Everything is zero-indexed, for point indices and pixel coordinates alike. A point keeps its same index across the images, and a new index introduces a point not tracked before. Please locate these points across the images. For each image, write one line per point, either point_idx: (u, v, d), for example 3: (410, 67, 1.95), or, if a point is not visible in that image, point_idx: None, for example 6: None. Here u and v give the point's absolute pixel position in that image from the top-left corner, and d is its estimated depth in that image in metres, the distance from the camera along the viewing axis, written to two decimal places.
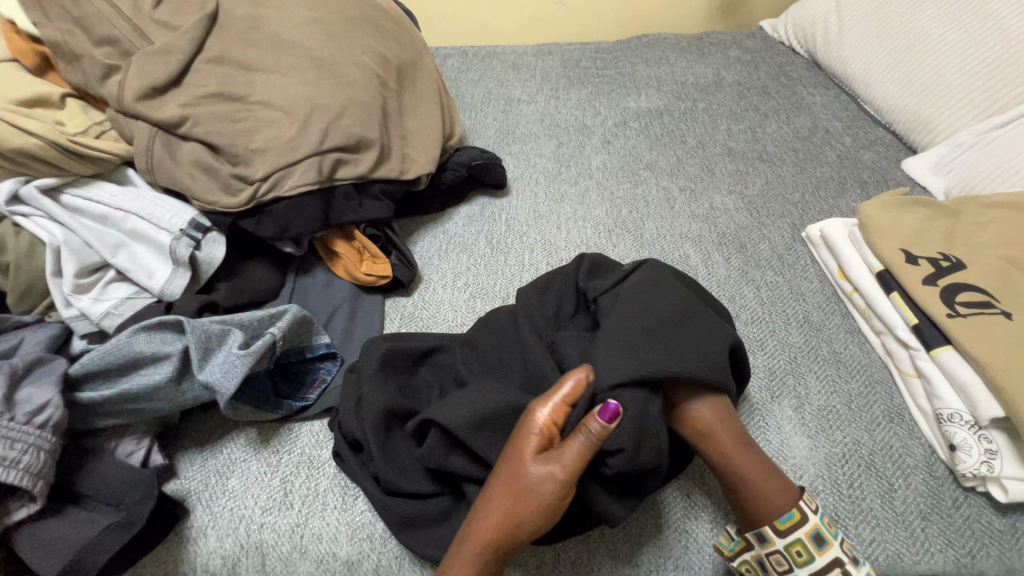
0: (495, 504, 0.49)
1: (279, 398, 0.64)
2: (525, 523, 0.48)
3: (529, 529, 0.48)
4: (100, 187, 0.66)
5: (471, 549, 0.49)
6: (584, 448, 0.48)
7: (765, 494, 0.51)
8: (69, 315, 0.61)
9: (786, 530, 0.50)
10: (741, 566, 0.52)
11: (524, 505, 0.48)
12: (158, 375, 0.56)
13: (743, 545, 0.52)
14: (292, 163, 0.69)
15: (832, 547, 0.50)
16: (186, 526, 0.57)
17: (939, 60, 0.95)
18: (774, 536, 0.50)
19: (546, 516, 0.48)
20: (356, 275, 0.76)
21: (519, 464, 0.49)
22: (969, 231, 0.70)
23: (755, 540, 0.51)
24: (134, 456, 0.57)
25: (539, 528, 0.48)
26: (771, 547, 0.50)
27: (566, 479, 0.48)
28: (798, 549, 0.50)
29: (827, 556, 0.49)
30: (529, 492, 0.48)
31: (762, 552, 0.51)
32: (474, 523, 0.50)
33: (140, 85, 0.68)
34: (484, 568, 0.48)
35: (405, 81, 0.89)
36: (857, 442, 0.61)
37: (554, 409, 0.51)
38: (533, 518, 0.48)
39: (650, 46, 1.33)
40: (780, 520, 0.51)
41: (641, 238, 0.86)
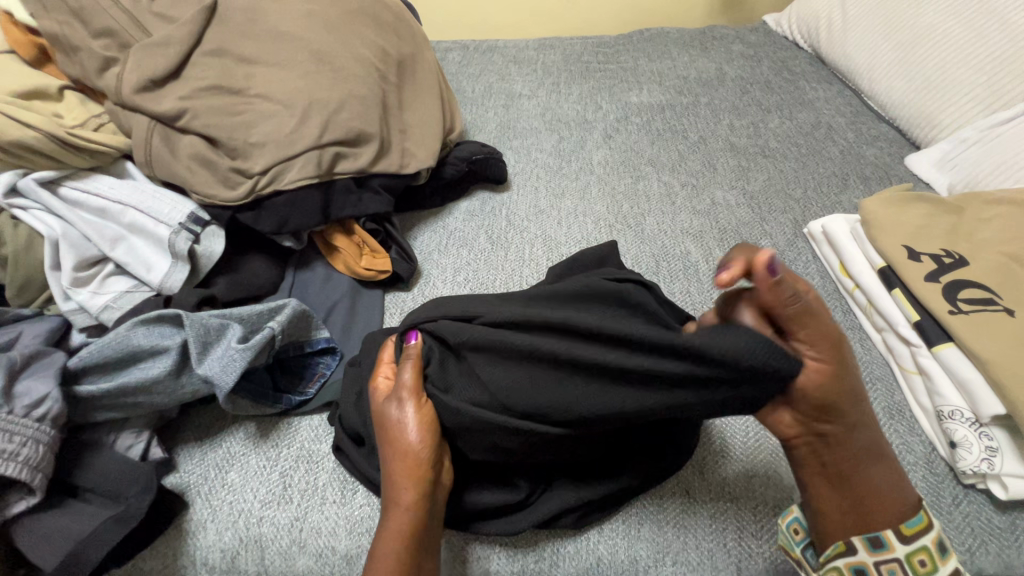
0: (388, 460, 0.52)
1: (278, 393, 0.64)
2: (415, 449, 0.52)
3: (424, 453, 0.52)
4: (99, 179, 0.66)
5: (398, 505, 0.50)
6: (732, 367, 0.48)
7: (884, 488, 0.49)
8: (68, 308, 0.61)
9: (914, 536, 0.47)
10: (831, 573, 0.49)
11: (406, 438, 0.52)
12: (157, 368, 0.56)
13: (845, 549, 0.48)
14: (291, 157, 0.69)
15: (951, 560, 0.47)
16: (186, 520, 0.58)
17: (945, 54, 0.94)
18: (896, 542, 0.48)
19: (426, 431, 0.53)
20: (356, 269, 0.75)
21: (387, 413, 0.54)
22: (972, 227, 0.70)
23: (866, 546, 0.48)
24: (133, 449, 0.58)
25: (428, 445, 0.52)
26: (887, 554, 0.48)
27: (416, 392, 0.54)
28: (920, 559, 0.47)
29: (948, 566, 0.47)
30: (401, 429, 0.52)
31: (870, 558, 0.48)
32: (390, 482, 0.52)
33: (139, 78, 0.67)
34: (417, 509, 0.50)
35: (405, 75, 0.88)
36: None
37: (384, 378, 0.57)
38: (425, 444, 0.52)
39: (652, 41, 1.32)
40: (905, 524, 0.48)
41: (642, 233, 0.85)
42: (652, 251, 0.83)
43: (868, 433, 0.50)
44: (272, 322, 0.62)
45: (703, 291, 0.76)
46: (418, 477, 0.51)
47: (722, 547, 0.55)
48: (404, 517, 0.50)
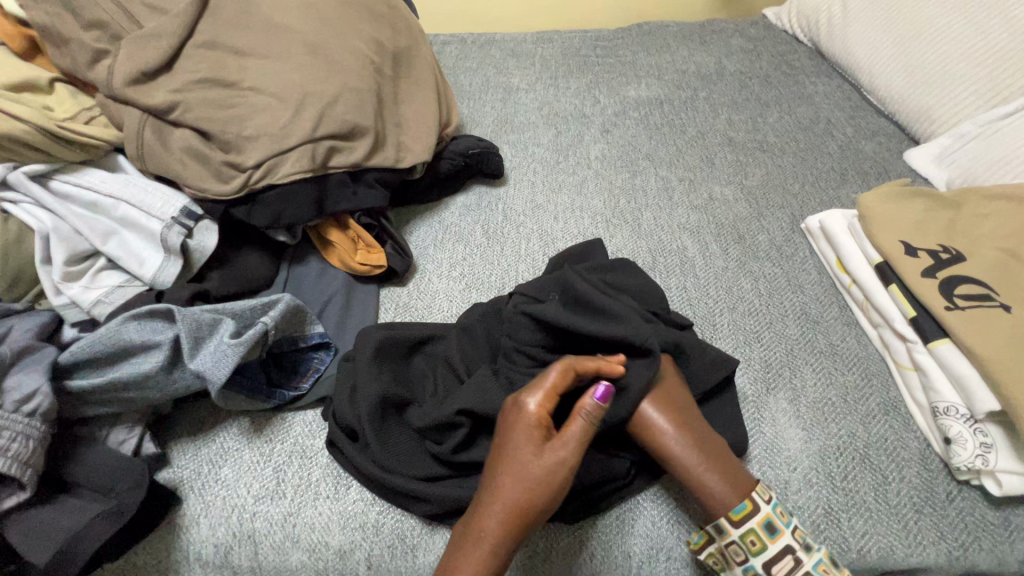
0: (488, 499, 0.48)
1: (272, 388, 0.64)
2: (527, 497, 0.47)
3: (538, 499, 0.47)
4: (91, 173, 0.66)
5: (487, 547, 0.46)
6: (586, 428, 0.49)
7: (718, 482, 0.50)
8: (60, 302, 0.61)
9: (737, 520, 0.48)
10: (709, 557, 0.51)
11: (539, 488, 0.47)
12: (149, 364, 0.56)
13: (707, 538, 0.51)
14: (284, 151, 0.68)
15: (782, 539, 0.48)
16: (179, 515, 0.58)
17: (945, 49, 0.93)
18: (729, 527, 0.49)
19: (555, 477, 0.48)
20: (350, 264, 0.75)
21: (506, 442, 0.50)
22: (970, 223, 0.69)
23: (713, 531, 0.50)
24: (125, 445, 0.57)
25: (547, 496, 0.47)
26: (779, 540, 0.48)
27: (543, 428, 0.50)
28: (752, 539, 0.48)
29: (778, 544, 0.48)
30: (519, 469, 0.48)
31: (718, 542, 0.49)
32: (476, 521, 0.48)
33: (130, 70, 0.67)
34: (504, 558, 0.47)
35: (400, 67, 0.87)
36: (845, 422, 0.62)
37: (543, 396, 0.51)
38: (545, 491, 0.47)
39: (651, 34, 1.31)
40: (734, 511, 0.49)
41: (639, 228, 0.85)
42: (649, 246, 0.82)
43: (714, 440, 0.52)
44: (265, 317, 0.62)
45: (700, 286, 0.76)
46: (517, 526, 0.47)
47: None
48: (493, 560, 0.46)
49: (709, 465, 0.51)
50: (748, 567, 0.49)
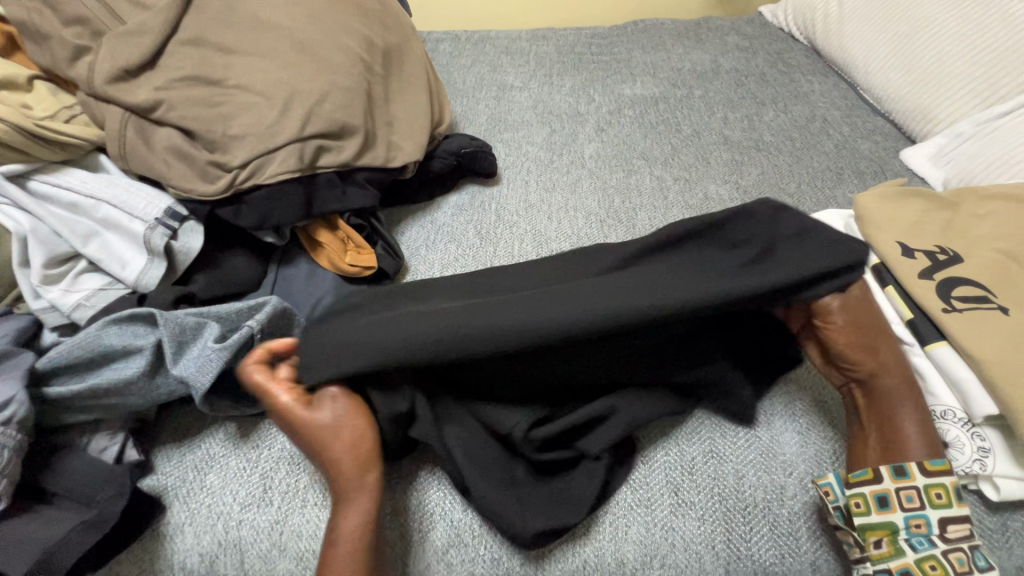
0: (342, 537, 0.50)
1: (258, 393, 0.62)
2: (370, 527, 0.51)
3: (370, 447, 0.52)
4: (71, 173, 0.64)
5: None
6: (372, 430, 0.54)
7: (918, 427, 0.54)
8: (39, 306, 0.59)
9: (936, 471, 0.51)
10: (854, 497, 0.52)
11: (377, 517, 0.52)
12: (130, 369, 0.54)
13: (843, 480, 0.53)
14: (271, 150, 0.67)
15: (894, 513, 0.50)
16: (162, 523, 0.56)
17: (942, 46, 0.92)
18: (916, 471, 0.52)
19: (368, 430, 0.53)
20: (339, 266, 0.73)
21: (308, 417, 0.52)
22: (967, 224, 0.69)
23: (891, 474, 0.52)
24: (107, 452, 0.55)
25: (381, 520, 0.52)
26: (909, 481, 0.51)
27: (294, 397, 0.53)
28: (858, 502, 0.51)
29: (888, 516, 0.50)
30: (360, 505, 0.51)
31: (892, 485, 0.51)
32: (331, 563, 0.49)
33: (112, 68, 0.65)
34: None
35: (391, 65, 0.86)
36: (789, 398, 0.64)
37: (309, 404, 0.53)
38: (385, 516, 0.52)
39: (646, 32, 1.30)
40: (928, 460, 0.52)
41: (633, 229, 0.84)
42: None
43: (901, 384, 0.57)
44: (250, 321, 0.60)
45: None
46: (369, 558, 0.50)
47: (711, 549, 0.54)
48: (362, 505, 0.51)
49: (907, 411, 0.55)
50: (907, 517, 0.50)
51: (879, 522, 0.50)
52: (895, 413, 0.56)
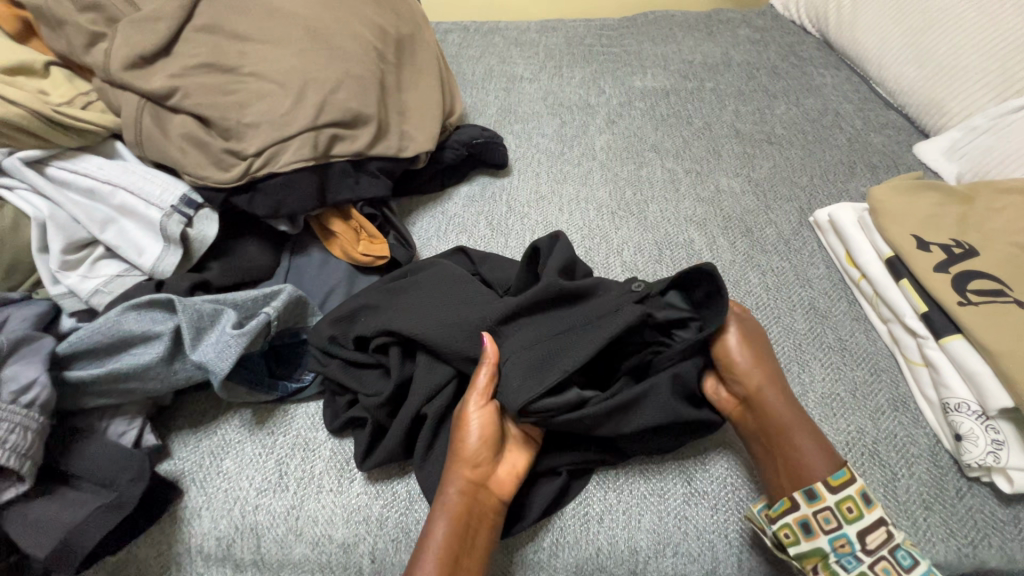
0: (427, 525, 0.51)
1: (274, 379, 0.63)
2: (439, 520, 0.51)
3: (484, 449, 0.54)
4: (87, 160, 0.64)
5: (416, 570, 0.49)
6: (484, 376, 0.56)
7: (804, 456, 0.54)
8: (57, 292, 0.60)
9: (840, 487, 0.52)
10: (783, 530, 0.51)
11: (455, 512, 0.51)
12: (149, 354, 0.55)
13: (789, 505, 0.51)
14: (286, 138, 0.67)
15: (817, 538, 0.51)
16: (181, 507, 0.57)
17: (958, 38, 0.91)
18: (825, 491, 0.52)
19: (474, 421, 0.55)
20: (352, 255, 0.73)
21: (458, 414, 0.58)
22: (982, 217, 0.68)
23: (804, 499, 0.52)
24: (126, 437, 0.56)
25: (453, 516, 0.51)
26: (820, 503, 0.51)
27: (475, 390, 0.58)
28: (786, 533, 0.51)
29: (811, 542, 0.51)
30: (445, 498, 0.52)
31: (809, 511, 0.51)
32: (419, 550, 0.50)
33: (127, 54, 0.65)
34: None
35: (403, 54, 0.85)
36: (803, 391, 0.63)
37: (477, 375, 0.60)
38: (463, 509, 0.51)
39: (656, 24, 1.29)
40: (831, 476, 0.52)
41: (645, 221, 0.84)
42: (655, 239, 0.81)
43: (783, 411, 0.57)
44: (267, 307, 0.61)
45: None
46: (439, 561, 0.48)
47: (723, 539, 0.54)
48: (448, 504, 0.51)
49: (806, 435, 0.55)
50: (831, 541, 0.51)
51: (808, 550, 0.51)
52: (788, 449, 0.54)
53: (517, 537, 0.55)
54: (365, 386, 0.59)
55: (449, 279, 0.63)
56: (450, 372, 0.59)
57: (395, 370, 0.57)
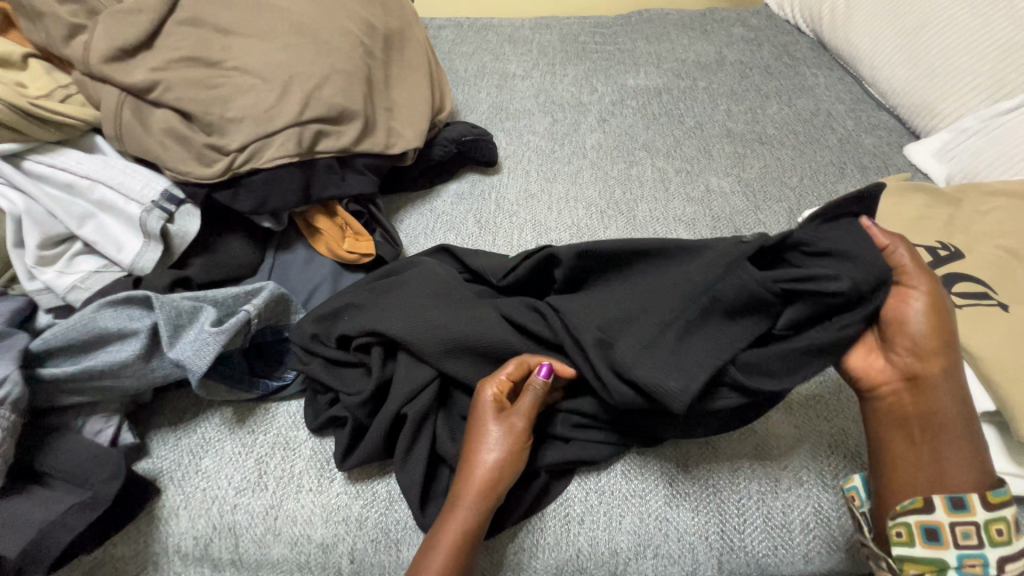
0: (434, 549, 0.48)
1: (254, 377, 0.62)
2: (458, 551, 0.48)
3: (503, 477, 0.50)
4: (66, 153, 0.63)
5: None
6: (534, 404, 0.53)
7: (966, 463, 0.48)
8: (33, 288, 0.59)
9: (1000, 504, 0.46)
10: (896, 527, 0.47)
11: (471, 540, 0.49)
12: (125, 352, 0.54)
13: (923, 505, 0.47)
14: (270, 134, 0.66)
15: (944, 550, 0.46)
16: (158, 506, 0.56)
17: (949, 40, 0.91)
18: (978, 506, 0.46)
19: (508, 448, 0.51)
20: (337, 252, 0.72)
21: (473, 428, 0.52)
22: (969, 220, 0.68)
23: (949, 506, 0.46)
24: (102, 435, 0.55)
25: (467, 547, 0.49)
26: (968, 517, 0.46)
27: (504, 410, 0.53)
28: (900, 531, 0.47)
29: (935, 551, 0.46)
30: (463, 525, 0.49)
31: (947, 520, 0.46)
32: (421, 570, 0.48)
33: (108, 47, 0.64)
34: None
35: (392, 50, 0.85)
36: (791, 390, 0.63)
37: (497, 385, 0.53)
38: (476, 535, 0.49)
39: (651, 22, 1.28)
40: (989, 493, 0.47)
41: (634, 220, 0.83)
42: (643, 239, 0.81)
43: (950, 386, 0.49)
44: (248, 305, 0.60)
45: None
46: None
47: (704, 541, 0.54)
48: (467, 533, 0.49)
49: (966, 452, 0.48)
50: (960, 557, 0.46)
51: (924, 556, 0.46)
52: (937, 438, 0.48)
53: (495, 536, 0.55)
54: (345, 384, 0.59)
55: (440, 279, 0.63)
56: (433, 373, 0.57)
57: (376, 372, 0.57)
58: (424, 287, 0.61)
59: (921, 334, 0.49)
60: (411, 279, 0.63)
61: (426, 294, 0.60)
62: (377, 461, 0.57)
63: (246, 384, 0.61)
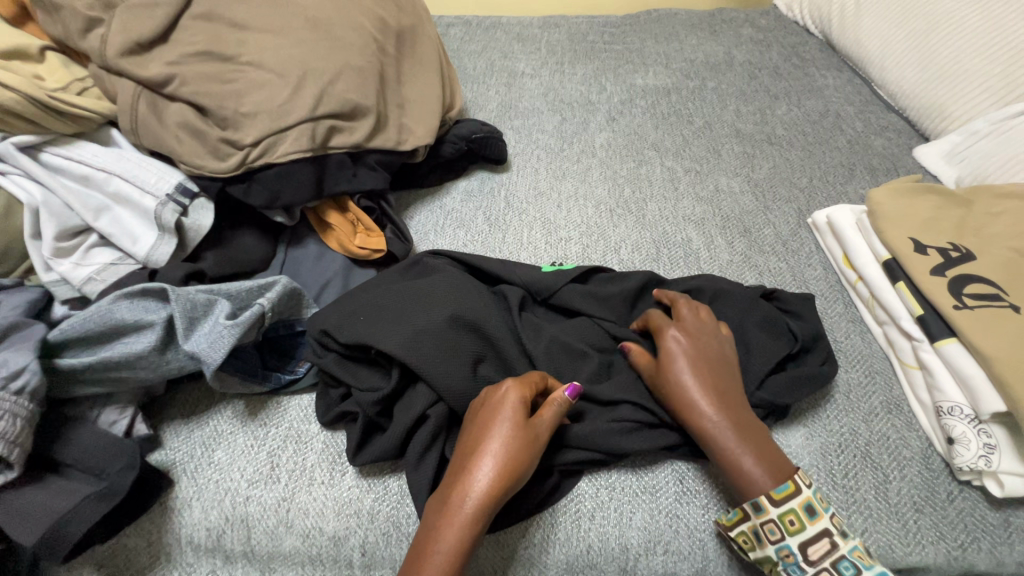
0: (438, 532, 0.47)
1: (267, 371, 0.62)
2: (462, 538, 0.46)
3: (518, 476, 0.49)
4: (82, 146, 0.64)
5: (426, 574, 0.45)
6: (557, 416, 0.53)
7: (758, 461, 0.51)
8: (50, 280, 0.59)
9: (784, 499, 0.50)
10: (738, 536, 0.51)
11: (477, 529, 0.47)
12: (141, 344, 0.54)
13: (741, 515, 0.51)
14: (284, 128, 0.66)
15: (764, 548, 0.50)
16: (170, 497, 0.57)
17: (959, 42, 0.91)
18: (770, 505, 0.49)
19: (526, 446, 0.50)
20: (349, 247, 0.73)
21: (480, 427, 0.51)
22: (980, 221, 0.68)
23: (751, 509, 0.50)
24: (117, 425, 0.56)
25: (469, 535, 0.47)
26: (766, 515, 0.49)
27: (522, 412, 0.51)
28: (744, 540, 0.51)
29: (765, 550, 0.50)
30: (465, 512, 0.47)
31: (757, 521, 0.50)
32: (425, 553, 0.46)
33: (125, 40, 0.65)
34: None
35: (404, 46, 0.85)
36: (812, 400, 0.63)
37: (521, 386, 0.53)
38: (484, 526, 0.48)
39: (659, 22, 1.28)
40: (775, 490, 0.50)
41: (643, 219, 0.83)
42: (653, 238, 0.81)
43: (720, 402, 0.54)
44: (262, 299, 0.60)
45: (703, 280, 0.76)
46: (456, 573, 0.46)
47: (714, 538, 0.54)
48: (473, 518, 0.47)
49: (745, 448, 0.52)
50: (777, 549, 0.50)
51: (761, 556, 0.50)
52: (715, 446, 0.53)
53: (505, 532, 0.55)
54: (359, 380, 0.59)
55: (461, 290, 0.62)
56: (435, 396, 0.56)
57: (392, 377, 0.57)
58: (455, 301, 0.60)
59: (681, 380, 0.56)
60: (431, 285, 0.63)
61: (442, 303, 0.60)
62: (389, 460, 0.57)
63: (259, 376, 0.61)
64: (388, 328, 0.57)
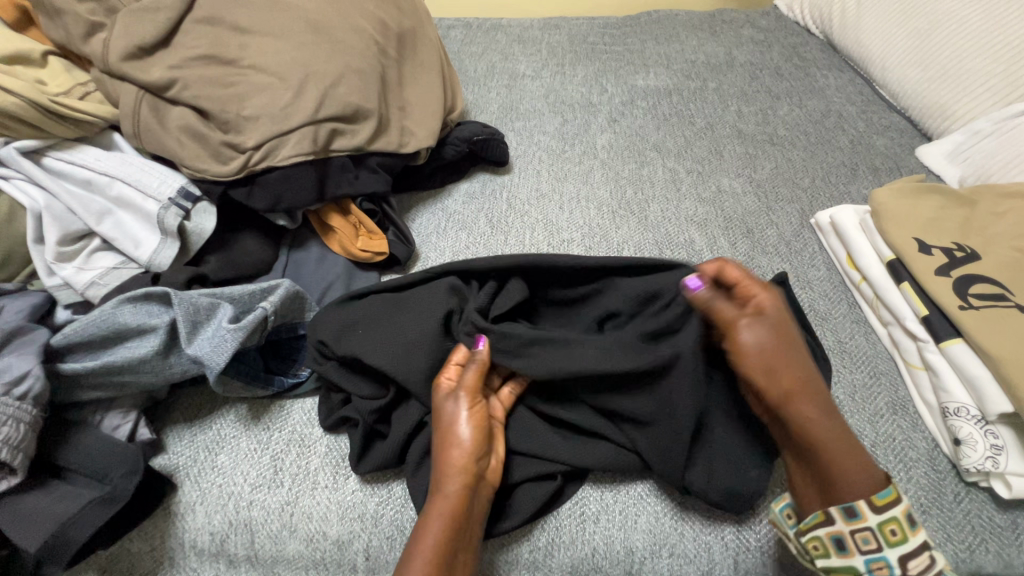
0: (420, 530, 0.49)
1: (270, 374, 0.62)
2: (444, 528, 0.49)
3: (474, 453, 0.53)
4: (85, 150, 0.64)
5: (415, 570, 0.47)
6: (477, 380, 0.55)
7: (854, 454, 0.51)
8: (53, 284, 0.59)
9: (886, 505, 0.48)
10: (810, 542, 0.49)
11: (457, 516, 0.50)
12: (144, 348, 0.54)
13: (823, 520, 0.49)
14: (286, 132, 0.66)
15: (852, 557, 0.49)
16: (174, 501, 0.57)
17: (962, 41, 0.90)
18: (868, 512, 0.49)
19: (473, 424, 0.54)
20: (351, 251, 0.72)
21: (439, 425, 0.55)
22: (985, 221, 0.68)
23: (842, 516, 0.49)
24: (120, 430, 0.56)
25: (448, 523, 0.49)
26: (861, 523, 0.49)
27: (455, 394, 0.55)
28: (815, 546, 0.49)
29: (847, 560, 0.49)
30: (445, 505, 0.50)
31: (845, 528, 0.49)
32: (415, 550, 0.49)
33: (127, 45, 0.65)
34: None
35: (405, 49, 0.85)
36: None
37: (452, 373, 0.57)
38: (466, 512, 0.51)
39: (660, 23, 1.28)
40: (876, 495, 0.49)
41: (646, 220, 0.83)
42: (655, 239, 0.81)
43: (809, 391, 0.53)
44: (265, 302, 0.60)
45: None
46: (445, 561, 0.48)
47: (720, 540, 0.54)
48: (450, 506, 0.50)
49: (838, 434, 0.52)
50: (867, 561, 0.48)
51: (839, 566, 0.49)
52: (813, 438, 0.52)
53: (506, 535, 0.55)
54: (362, 387, 0.59)
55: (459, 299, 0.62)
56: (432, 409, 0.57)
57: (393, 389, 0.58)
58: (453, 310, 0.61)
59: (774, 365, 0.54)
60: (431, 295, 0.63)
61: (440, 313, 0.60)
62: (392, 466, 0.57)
63: (261, 380, 0.61)
64: (387, 338, 0.58)
